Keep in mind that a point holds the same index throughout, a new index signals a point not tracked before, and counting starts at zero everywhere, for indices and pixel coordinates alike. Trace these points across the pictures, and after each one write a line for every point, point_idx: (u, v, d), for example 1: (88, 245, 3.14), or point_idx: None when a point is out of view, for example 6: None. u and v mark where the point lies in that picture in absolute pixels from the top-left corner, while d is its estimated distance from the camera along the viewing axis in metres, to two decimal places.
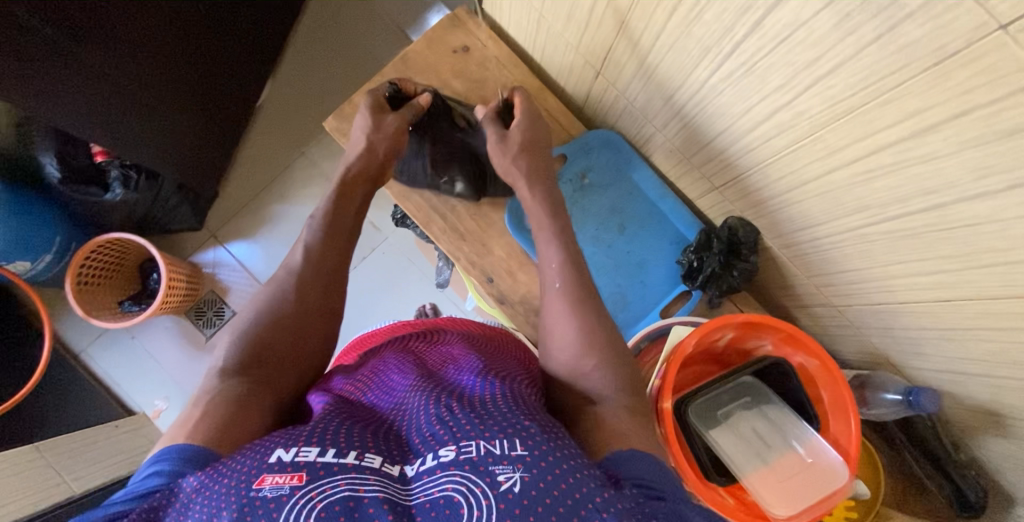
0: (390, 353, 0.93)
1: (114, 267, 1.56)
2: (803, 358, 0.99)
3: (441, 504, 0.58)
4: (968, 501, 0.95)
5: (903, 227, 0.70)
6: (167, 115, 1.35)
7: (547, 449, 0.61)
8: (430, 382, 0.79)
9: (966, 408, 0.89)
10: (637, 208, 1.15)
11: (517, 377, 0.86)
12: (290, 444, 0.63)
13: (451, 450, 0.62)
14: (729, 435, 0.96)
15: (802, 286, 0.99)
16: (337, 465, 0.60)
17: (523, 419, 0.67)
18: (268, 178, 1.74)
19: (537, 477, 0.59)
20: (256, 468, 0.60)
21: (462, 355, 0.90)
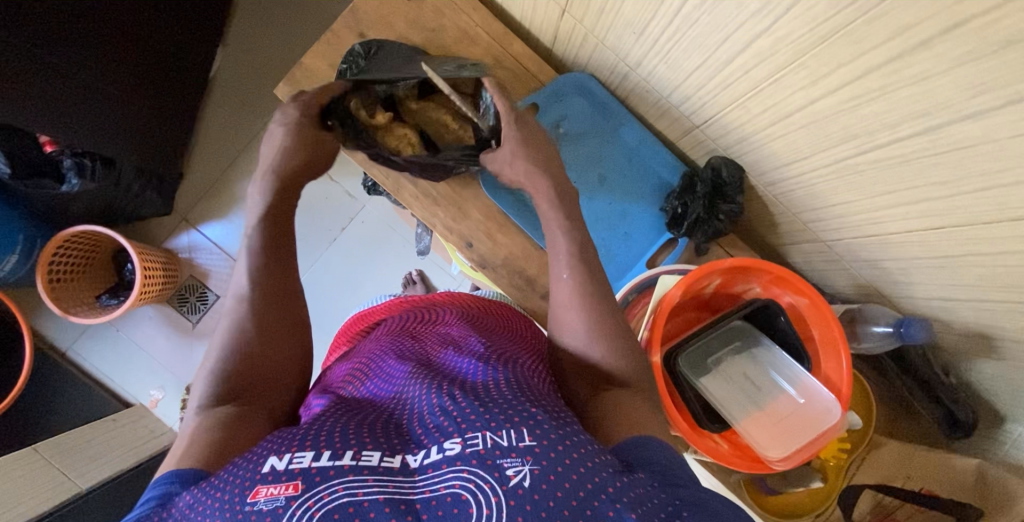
0: (386, 338, 0.72)
1: (87, 260, 1.47)
2: (792, 295, 0.73)
3: (449, 502, 0.44)
4: (958, 421, 0.79)
5: (880, 161, 0.59)
6: (118, 99, 1.18)
7: (558, 437, 0.47)
8: (425, 363, 0.63)
9: (956, 332, 0.74)
10: (612, 152, 0.89)
11: (523, 349, 0.70)
12: (283, 447, 0.48)
13: (457, 442, 0.47)
14: (726, 384, 0.72)
15: (788, 223, 0.82)
16: (332, 468, 0.45)
17: (531, 402, 0.52)
18: (222, 153, 1.55)
19: (557, 467, 0.45)
20: (249, 480, 0.45)
21: (452, 321, 0.74)
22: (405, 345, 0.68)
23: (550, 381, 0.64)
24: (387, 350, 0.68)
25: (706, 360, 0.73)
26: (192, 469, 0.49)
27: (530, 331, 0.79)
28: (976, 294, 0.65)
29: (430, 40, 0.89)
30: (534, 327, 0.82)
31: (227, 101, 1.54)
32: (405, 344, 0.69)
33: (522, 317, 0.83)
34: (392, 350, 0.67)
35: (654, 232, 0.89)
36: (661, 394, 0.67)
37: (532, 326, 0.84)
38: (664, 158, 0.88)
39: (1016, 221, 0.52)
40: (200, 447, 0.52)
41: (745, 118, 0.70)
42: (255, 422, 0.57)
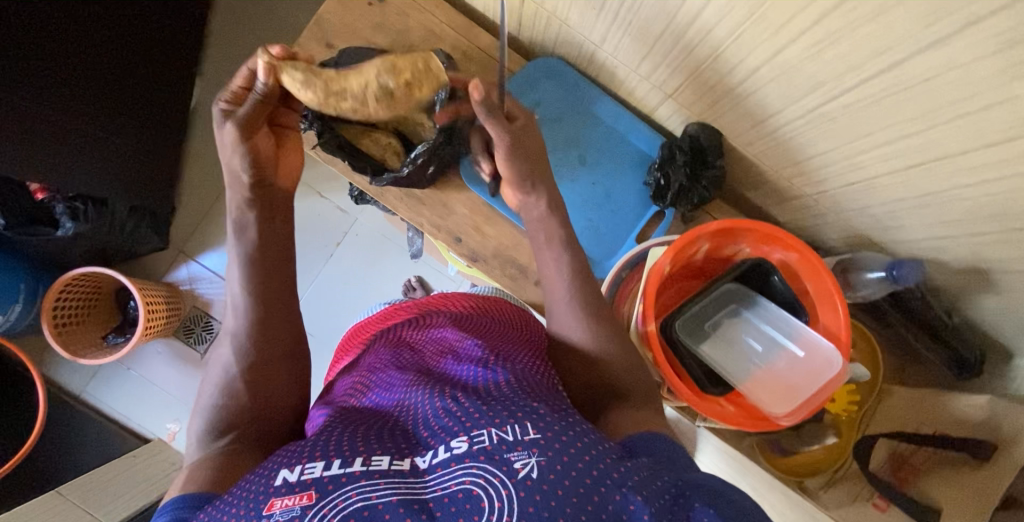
0: (383, 349, 0.72)
1: (90, 300, 1.47)
2: (781, 252, 0.72)
3: (460, 498, 0.44)
4: (966, 362, 0.79)
5: (852, 104, 0.59)
6: (104, 139, 1.20)
7: (563, 430, 0.48)
8: (426, 371, 0.63)
9: (951, 271, 0.74)
10: (590, 132, 0.89)
11: (522, 342, 0.70)
12: (293, 460, 0.48)
13: (463, 440, 0.48)
14: (726, 350, 0.71)
15: (771, 182, 0.82)
16: (344, 474, 0.46)
17: (533, 400, 0.53)
18: (213, 181, 1.57)
19: (563, 457, 0.46)
20: (264, 493, 0.46)
21: (449, 321, 0.74)
22: (405, 356, 0.68)
23: (551, 373, 0.64)
24: (387, 361, 0.68)
25: (703, 327, 0.73)
26: (201, 492, 0.51)
27: (534, 328, 0.78)
28: (964, 228, 0.65)
29: (397, 42, 0.90)
30: (534, 321, 0.82)
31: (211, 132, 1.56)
32: (403, 353, 0.69)
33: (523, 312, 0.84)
34: (390, 361, 0.67)
35: (640, 206, 0.89)
36: (661, 365, 0.68)
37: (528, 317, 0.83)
38: (641, 131, 0.88)
39: (991, 146, 0.52)
40: (206, 472, 0.54)
41: (715, 81, 0.70)
42: (251, 454, 0.58)
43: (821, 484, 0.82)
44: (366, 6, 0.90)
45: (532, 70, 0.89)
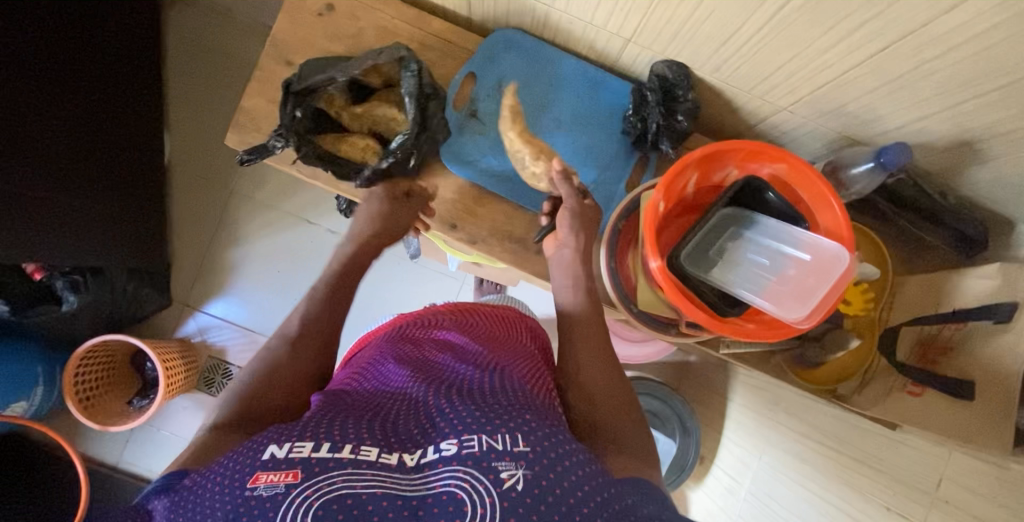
0: (387, 346, 0.74)
1: (107, 370, 1.47)
2: (769, 166, 0.73)
3: (444, 500, 0.48)
4: (969, 238, 0.79)
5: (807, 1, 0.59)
6: (89, 203, 1.20)
7: (550, 444, 0.53)
8: (424, 369, 0.66)
9: (939, 150, 0.75)
10: (561, 93, 0.90)
11: (518, 353, 0.74)
12: (282, 437, 0.52)
13: (454, 443, 0.52)
14: (737, 271, 0.72)
15: (747, 104, 0.83)
16: (332, 459, 0.49)
17: (529, 411, 0.57)
18: (202, 231, 1.57)
19: (545, 474, 0.50)
20: (249, 465, 0.49)
21: (452, 326, 0.78)
22: (404, 351, 0.72)
23: (542, 384, 0.68)
24: (386, 356, 0.71)
25: (707, 254, 0.73)
26: (196, 461, 0.54)
27: (539, 341, 0.84)
28: (943, 102, 0.66)
29: (354, 47, 0.90)
30: (542, 337, 0.87)
31: (190, 183, 1.56)
32: (405, 350, 0.72)
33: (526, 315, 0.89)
34: (390, 353, 0.71)
35: (623, 157, 0.90)
36: (673, 297, 0.67)
37: (533, 325, 0.89)
38: (610, 81, 0.89)
39: (952, 7, 0.53)
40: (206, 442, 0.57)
41: (670, 13, 0.71)
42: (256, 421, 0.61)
43: (856, 387, 0.84)
44: (316, 18, 0.91)
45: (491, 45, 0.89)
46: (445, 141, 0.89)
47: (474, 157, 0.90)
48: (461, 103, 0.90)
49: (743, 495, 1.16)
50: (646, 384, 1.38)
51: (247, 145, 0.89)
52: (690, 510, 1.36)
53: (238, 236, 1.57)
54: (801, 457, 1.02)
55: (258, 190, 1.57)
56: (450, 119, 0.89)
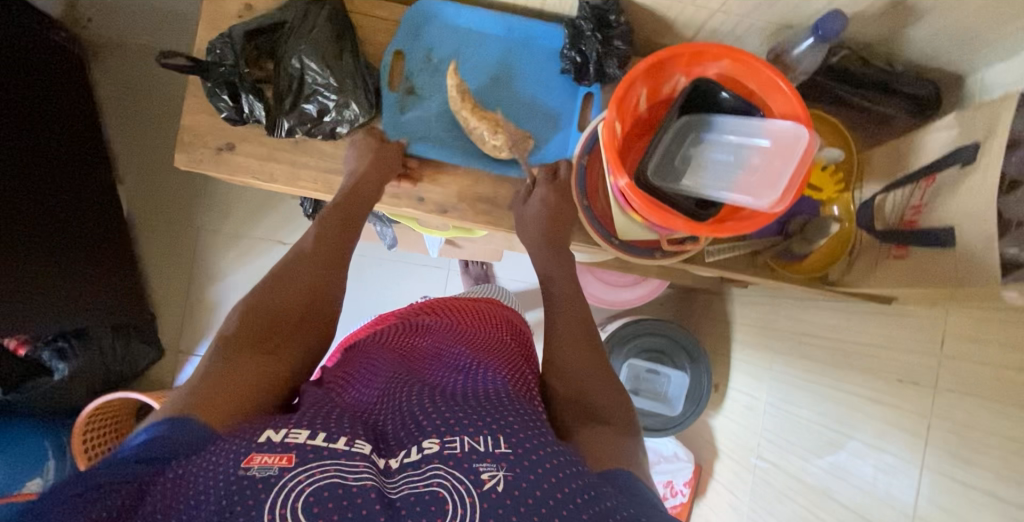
0: (373, 348, 0.74)
1: (113, 430, 1.42)
2: (714, 66, 0.73)
3: (425, 499, 0.46)
4: (921, 98, 0.80)
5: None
6: (69, 255, 1.17)
7: (532, 445, 0.51)
8: (411, 372, 0.67)
9: (875, 16, 0.75)
10: (494, 51, 0.89)
11: (498, 350, 0.74)
12: (280, 425, 0.51)
13: (436, 442, 0.51)
14: (704, 172, 0.72)
15: (681, 14, 0.83)
16: (327, 448, 0.48)
17: (512, 410, 0.57)
18: (178, 271, 1.54)
19: (528, 473, 0.48)
20: (246, 444, 0.47)
21: (435, 330, 0.79)
22: (393, 356, 0.71)
23: (520, 383, 0.67)
24: (374, 361, 0.70)
25: (672, 163, 0.74)
26: (191, 428, 0.50)
27: (515, 333, 0.83)
28: None
29: None
30: (520, 331, 0.86)
31: (155, 227, 1.53)
32: (393, 354, 0.72)
33: (501, 312, 0.88)
34: (378, 356, 0.71)
35: (569, 101, 0.90)
36: (648, 211, 0.67)
37: (511, 319, 0.88)
38: (536, 29, 0.89)
39: None
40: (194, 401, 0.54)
41: None
42: (254, 393, 0.60)
43: (843, 270, 0.87)
44: (237, 20, 0.88)
45: (411, 19, 0.88)
46: (387, 123, 0.88)
47: (420, 133, 0.88)
48: (396, 82, 0.89)
49: (763, 408, 1.16)
50: (647, 324, 1.38)
51: (197, 163, 0.87)
52: (714, 439, 1.36)
53: (216, 270, 1.54)
54: (810, 355, 1.03)
55: (224, 221, 1.54)
56: (389, 101, 0.88)
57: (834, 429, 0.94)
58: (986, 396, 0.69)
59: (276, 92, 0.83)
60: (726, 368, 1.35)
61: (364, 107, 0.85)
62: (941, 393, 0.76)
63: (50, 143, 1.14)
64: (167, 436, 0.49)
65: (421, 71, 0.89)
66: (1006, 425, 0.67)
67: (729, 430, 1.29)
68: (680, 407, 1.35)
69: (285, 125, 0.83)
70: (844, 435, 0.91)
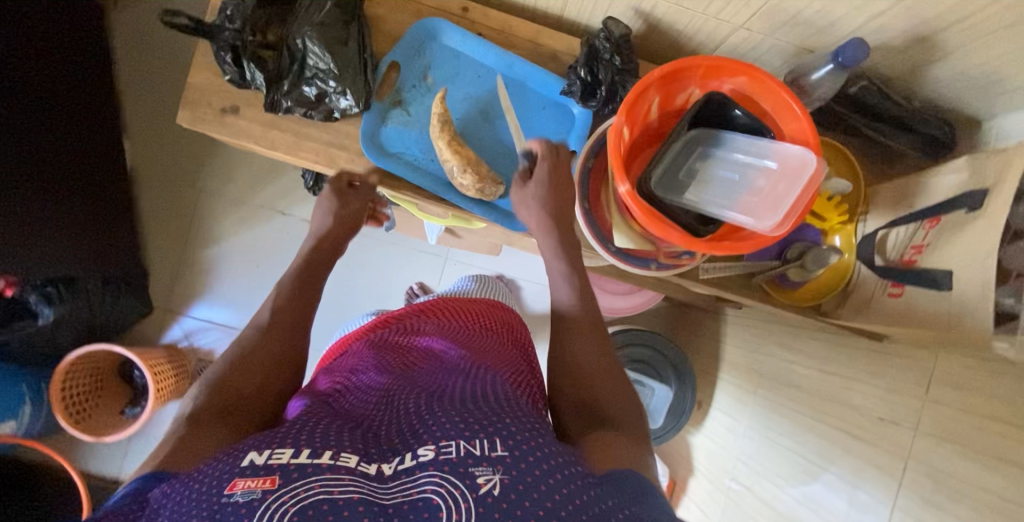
0: (366, 352, 0.73)
1: (93, 382, 1.41)
2: (730, 82, 0.72)
3: (421, 506, 0.45)
4: (937, 139, 0.78)
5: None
6: (64, 204, 1.15)
7: (531, 448, 0.50)
8: (407, 377, 0.66)
9: (898, 50, 0.74)
10: (490, 83, 0.88)
11: (498, 355, 0.73)
12: (263, 444, 0.49)
13: (431, 448, 0.50)
14: (708, 189, 0.71)
15: (702, 27, 0.82)
16: (310, 465, 0.47)
17: (508, 414, 0.55)
18: (176, 230, 1.53)
19: (525, 476, 0.47)
20: (228, 471, 0.46)
21: (435, 331, 0.77)
22: (390, 363, 0.69)
23: (519, 388, 0.66)
24: (367, 366, 0.69)
25: (678, 177, 0.73)
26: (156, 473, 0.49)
27: (517, 340, 0.83)
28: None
29: None
30: (519, 334, 0.85)
31: (154, 183, 1.52)
32: (387, 357, 0.71)
33: (504, 314, 0.88)
34: (372, 362, 0.70)
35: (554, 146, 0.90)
36: (647, 219, 0.68)
37: (512, 323, 0.87)
38: (537, 71, 0.87)
39: None
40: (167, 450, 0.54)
41: None
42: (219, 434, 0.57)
43: (838, 301, 0.87)
44: None
45: (415, 36, 0.87)
46: (367, 132, 0.85)
47: (397, 150, 0.87)
48: (385, 93, 0.87)
49: (745, 432, 1.15)
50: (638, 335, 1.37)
51: (200, 122, 0.86)
52: (692, 457, 1.35)
53: (213, 233, 1.53)
54: (798, 384, 1.01)
55: (226, 186, 1.53)
56: (373, 110, 0.86)
57: (814, 462, 0.92)
58: (971, 446, 0.68)
59: (277, 66, 0.82)
60: (712, 388, 1.34)
61: (359, 95, 0.82)
62: (923, 437, 0.75)
63: (57, 85, 1.13)
64: (149, 486, 0.48)
65: (413, 92, 0.88)
66: (990, 478, 0.65)
67: (708, 449, 1.28)
68: (661, 421, 1.34)
69: (281, 100, 0.82)
70: (824, 469, 0.90)
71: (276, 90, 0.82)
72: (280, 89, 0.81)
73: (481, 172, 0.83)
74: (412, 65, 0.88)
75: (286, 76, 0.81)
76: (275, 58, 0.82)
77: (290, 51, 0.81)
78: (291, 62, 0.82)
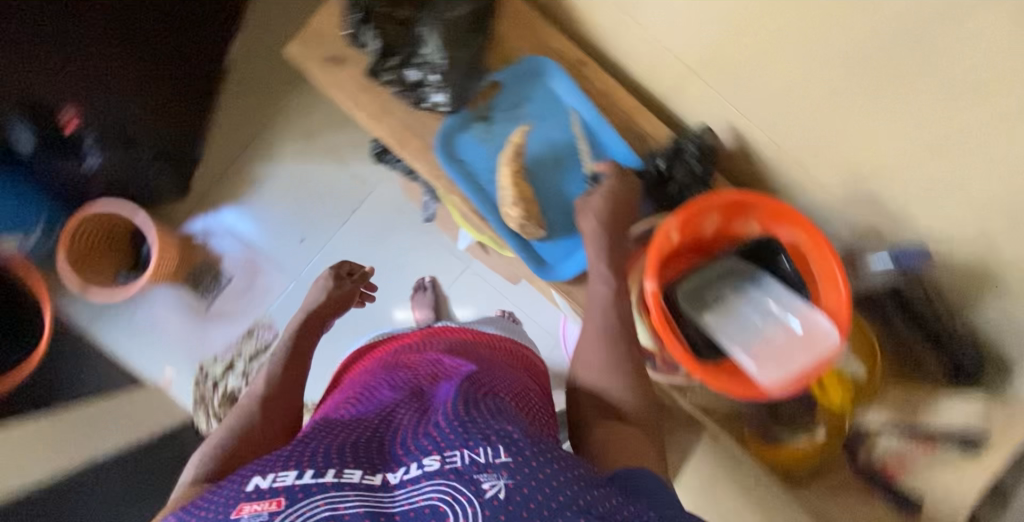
0: (380, 372, 0.75)
1: (104, 237, 1.45)
2: (790, 232, 0.73)
3: (427, 514, 0.46)
4: (966, 369, 0.77)
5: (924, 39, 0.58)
6: (159, 71, 1.20)
7: (533, 453, 0.51)
8: (415, 392, 0.66)
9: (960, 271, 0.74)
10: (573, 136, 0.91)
11: (503, 374, 0.73)
12: (268, 468, 0.50)
13: (436, 458, 0.50)
14: (728, 320, 0.72)
15: (788, 169, 0.83)
16: (315, 484, 0.47)
17: (508, 423, 0.56)
18: (238, 136, 1.58)
19: (531, 482, 0.48)
20: (230, 500, 0.48)
21: (441, 349, 0.79)
22: (399, 377, 0.71)
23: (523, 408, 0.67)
24: (380, 384, 0.71)
25: (705, 296, 0.74)
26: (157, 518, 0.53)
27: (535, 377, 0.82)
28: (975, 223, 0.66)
29: None
30: (536, 371, 0.86)
31: (243, 88, 1.58)
32: (398, 375, 0.72)
33: (515, 342, 0.90)
34: (386, 381, 0.71)
35: None
36: (658, 325, 0.69)
37: (528, 357, 0.88)
38: (619, 142, 0.89)
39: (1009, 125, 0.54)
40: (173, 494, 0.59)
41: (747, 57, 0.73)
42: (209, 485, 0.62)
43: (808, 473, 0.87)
44: None
45: (524, 68, 0.90)
46: (445, 133, 0.89)
47: (464, 159, 0.90)
48: (476, 105, 0.91)
49: None
50: None
51: (305, 59, 0.91)
52: None
53: (269, 153, 1.58)
54: None
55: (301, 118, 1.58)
56: (459, 116, 0.90)
57: None
58: None
59: (394, 40, 0.85)
60: None
61: (453, 97, 0.87)
62: None
63: None
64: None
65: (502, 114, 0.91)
66: None
67: None
68: None
69: (383, 74, 0.87)
70: None
71: (384, 63, 0.86)
72: (388, 63, 0.86)
73: (530, 211, 0.86)
74: (511, 91, 0.91)
75: (398, 54, 0.85)
76: (393, 33, 0.85)
77: (409, 34, 0.85)
78: (408, 43, 0.85)
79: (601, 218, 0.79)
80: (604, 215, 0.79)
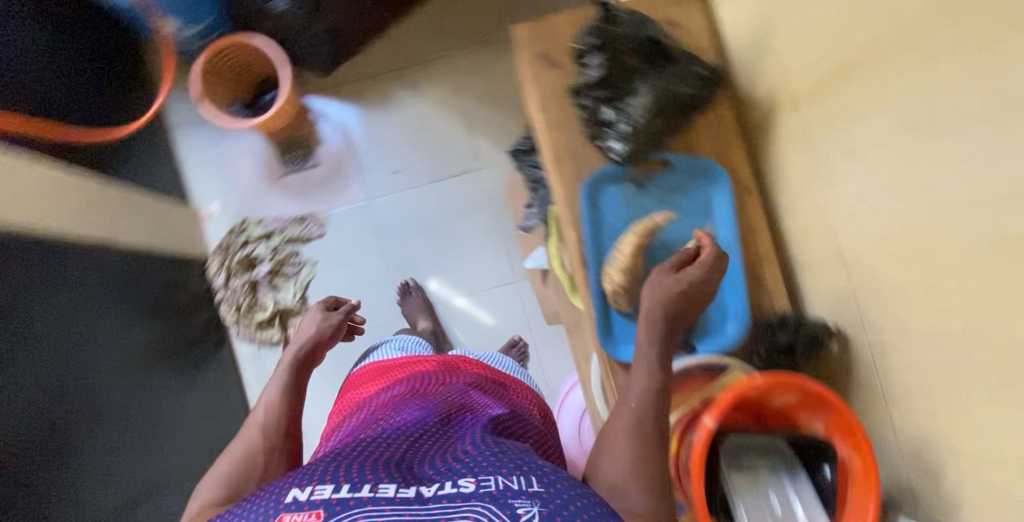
0: (403, 399, 0.87)
1: (241, 67, 1.53)
2: (847, 452, 0.75)
3: None
4: None
5: (1002, 358, 0.60)
6: None
7: (556, 486, 0.60)
8: (439, 425, 0.78)
9: None
10: None
11: (519, 423, 0.85)
12: (303, 483, 0.59)
13: (471, 483, 0.60)
14: (750, 489, 0.79)
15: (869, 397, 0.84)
16: (351, 499, 0.56)
17: (530, 459, 0.66)
18: (401, 55, 1.65)
19: (557, 508, 0.57)
20: (273, 508, 0.57)
21: (465, 391, 0.91)
22: (426, 405, 0.83)
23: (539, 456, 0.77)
24: (407, 409, 0.82)
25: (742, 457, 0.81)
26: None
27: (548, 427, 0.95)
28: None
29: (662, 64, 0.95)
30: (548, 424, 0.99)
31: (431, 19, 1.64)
32: (424, 403, 0.84)
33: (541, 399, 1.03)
34: (412, 407, 0.82)
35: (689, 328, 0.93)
36: (695, 459, 0.74)
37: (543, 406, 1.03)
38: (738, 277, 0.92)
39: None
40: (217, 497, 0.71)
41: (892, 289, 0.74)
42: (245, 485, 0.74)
43: None
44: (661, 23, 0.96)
45: (697, 167, 0.93)
46: (602, 176, 0.92)
47: (602, 208, 0.93)
48: (641, 170, 0.94)
49: None
50: None
51: (528, 43, 0.95)
52: None
53: (416, 86, 1.64)
54: None
55: (461, 74, 1.64)
56: (621, 170, 0.93)
57: None
58: None
59: (611, 76, 0.91)
60: None
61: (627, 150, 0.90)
62: None
63: None
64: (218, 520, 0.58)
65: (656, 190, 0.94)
66: None
67: None
68: None
69: (582, 98, 0.92)
70: None
71: (590, 89, 0.91)
72: (593, 91, 0.91)
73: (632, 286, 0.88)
74: (677, 178, 0.94)
75: (606, 89, 0.91)
76: (614, 69, 0.91)
77: (626, 79, 0.91)
78: (620, 84, 0.91)
79: (668, 299, 0.79)
80: (670, 305, 0.79)
